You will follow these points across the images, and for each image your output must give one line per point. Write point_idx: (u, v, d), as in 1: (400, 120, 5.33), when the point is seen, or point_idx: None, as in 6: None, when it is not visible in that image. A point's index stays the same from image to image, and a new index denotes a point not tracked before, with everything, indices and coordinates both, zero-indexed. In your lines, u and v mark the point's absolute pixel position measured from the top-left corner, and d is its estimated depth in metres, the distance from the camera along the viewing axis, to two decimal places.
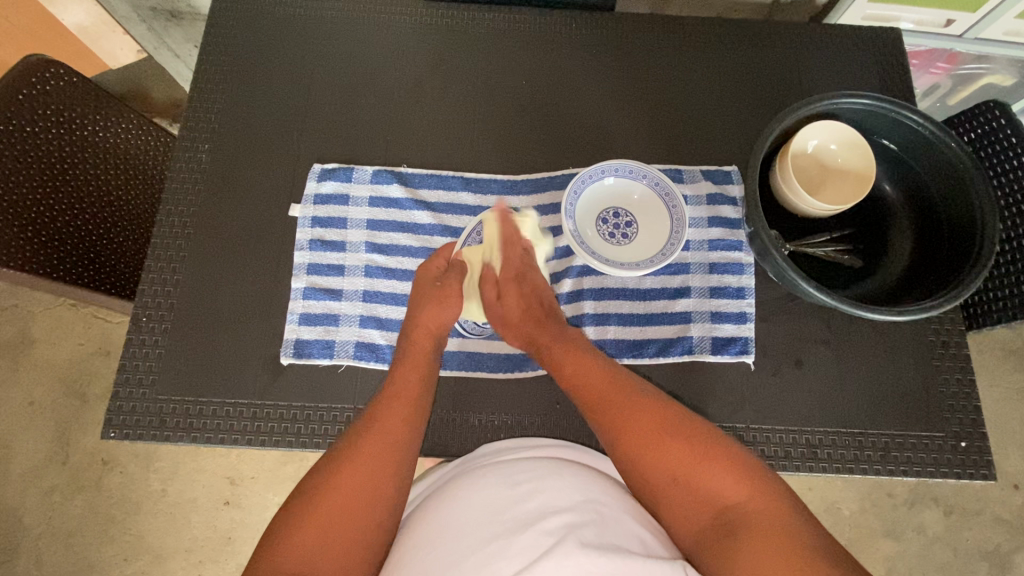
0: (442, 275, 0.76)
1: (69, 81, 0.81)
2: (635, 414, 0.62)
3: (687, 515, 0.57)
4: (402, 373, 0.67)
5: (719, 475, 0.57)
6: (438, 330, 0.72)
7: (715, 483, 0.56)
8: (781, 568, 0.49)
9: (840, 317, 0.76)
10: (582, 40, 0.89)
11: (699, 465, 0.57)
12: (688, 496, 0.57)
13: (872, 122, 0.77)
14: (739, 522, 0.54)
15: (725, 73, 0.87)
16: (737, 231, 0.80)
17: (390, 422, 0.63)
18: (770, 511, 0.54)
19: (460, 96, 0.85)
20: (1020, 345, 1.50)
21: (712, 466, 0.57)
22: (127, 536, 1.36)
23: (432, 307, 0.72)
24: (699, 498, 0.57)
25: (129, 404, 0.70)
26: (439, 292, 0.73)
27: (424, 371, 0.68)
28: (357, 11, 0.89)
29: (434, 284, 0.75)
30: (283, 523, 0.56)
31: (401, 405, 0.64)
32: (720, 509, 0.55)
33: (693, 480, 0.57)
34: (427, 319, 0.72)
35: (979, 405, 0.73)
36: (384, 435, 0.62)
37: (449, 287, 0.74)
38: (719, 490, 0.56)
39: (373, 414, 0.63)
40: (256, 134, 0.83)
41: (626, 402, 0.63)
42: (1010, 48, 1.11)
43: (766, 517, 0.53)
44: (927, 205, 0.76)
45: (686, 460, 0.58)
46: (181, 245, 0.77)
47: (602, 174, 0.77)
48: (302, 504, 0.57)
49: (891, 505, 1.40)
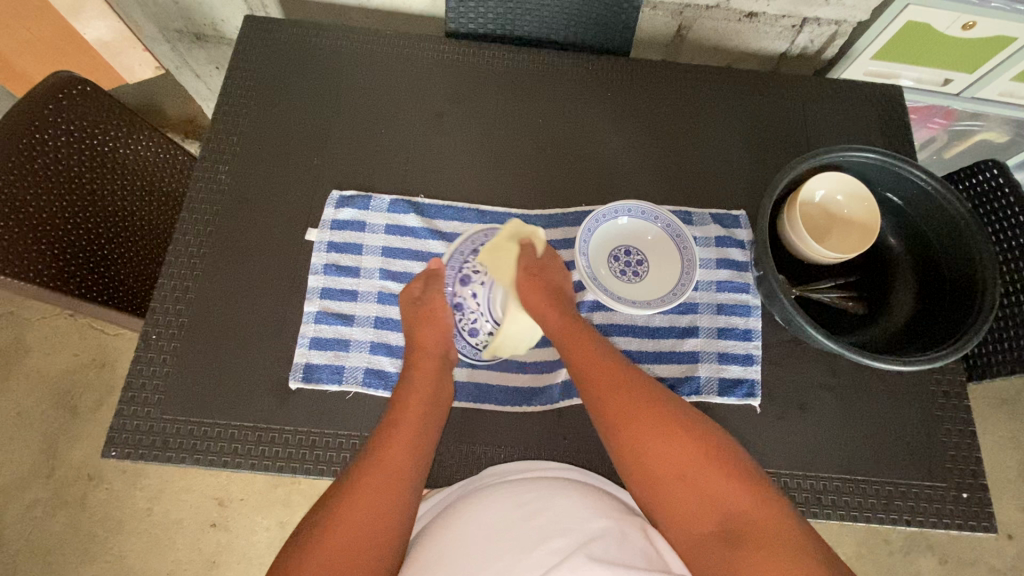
0: (424, 292, 0.74)
1: (93, 98, 0.83)
2: (643, 419, 0.62)
3: (690, 523, 0.57)
4: (410, 399, 0.68)
5: (724, 483, 0.57)
6: (436, 349, 0.72)
7: (721, 492, 0.57)
8: (781, 561, 0.51)
9: (844, 364, 0.78)
10: (598, 81, 0.92)
11: (706, 476, 0.58)
12: (691, 505, 0.57)
13: (877, 175, 0.80)
14: (744, 529, 0.54)
15: (736, 121, 0.91)
16: (744, 274, 0.82)
17: (398, 448, 0.63)
18: (772, 521, 0.54)
19: (478, 130, 0.88)
20: (1012, 394, 1.52)
21: (720, 476, 0.58)
22: (108, 556, 1.32)
23: (427, 328, 0.73)
24: (705, 507, 0.57)
25: (132, 422, 0.70)
26: (422, 315, 0.73)
27: (431, 393, 0.69)
28: (383, 44, 0.92)
29: (417, 305, 0.74)
30: (288, 558, 0.55)
31: (409, 428, 0.65)
32: (724, 519, 0.56)
33: (698, 488, 0.58)
34: (427, 340, 0.72)
35: (980, 457, 0.74)
36: (393, 459, 0.62)
37: (433, 302, 0.73)
38: (724, 501, 0.57)
39: (378, 442, 0.64)
40: (276, 157, 0.84)
41: (636, 401, 0.63)
42: (1003, 108, 1.17)
43: (770, 523, 0.54)
44: (930, 257, 0.78)
45: (694, 462, 0.59)
46: (196, 264, 0.78)
47: (615, 214, 0.79)
48: (304, 542, 0.56)
49: (886, 552, 1.39)
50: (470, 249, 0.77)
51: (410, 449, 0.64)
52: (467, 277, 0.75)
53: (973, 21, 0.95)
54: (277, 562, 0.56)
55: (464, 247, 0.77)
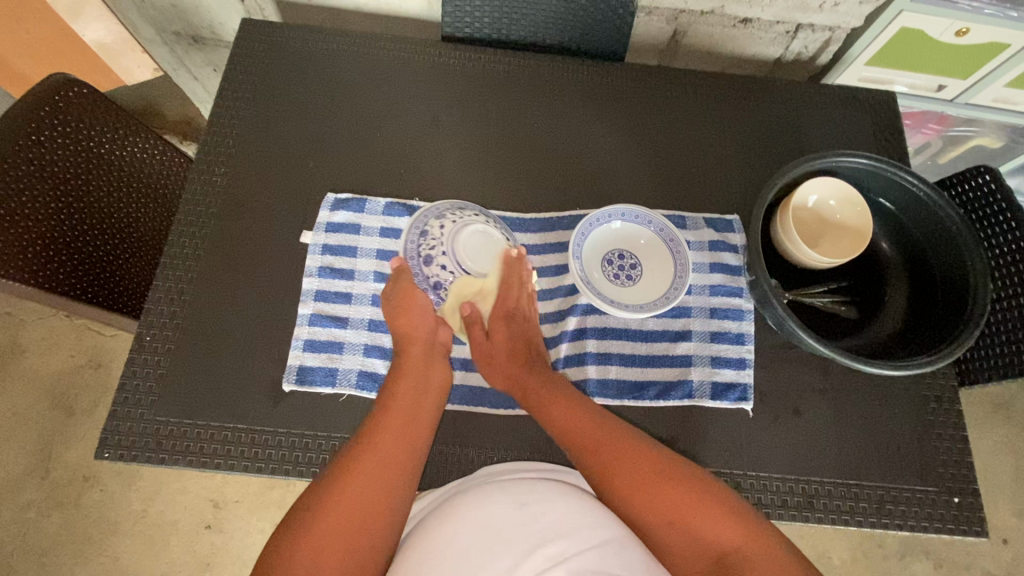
0: (396, 284, 0.74)
1: (90, 100, 0.84)
2: (633, 466, 0.62)
3: (682, 558, 0.58)
4: (402, 390, 0.68)
5: (716, 522, 0.58)
6: (425, 335, 0.72)
7: (714, 530, 0.58)
8: None
9: (836, 368, 0.78)
10: (592, 85, 0.92)
11: (698, 513, 0.58)
12: (683, 539, 0.58)
13: (870, 180, 0.80)
14: (736, 563, 0.56)
15: (730, 125, 0.91)
16: (737, 278, 0.82)
17: (391, 441, 0.64)
18: (764, 557, 0.56)
19: (474, 134, 0.88)
20: (1007, 399, 1.52)
21: (711, 514, 0.58)
22: (102, 557, 1.31)
23: (409, 316, 0.72)
24: (697, 544, 0.58)
25: (126, 423, 0.70)
26: (400, 303, 0.72)
27: (424, 383, 0.69)
28: (379, 48, 0.93)
29: (393, 295, 0.73)
30: (278, 547, 0.55)
31: (403, 421, 0.65)
32: (716, 556, 0.57)
33: (692, 527, 0.58)
34: (411, 327, 0.72)
35: (971, 461, 0.74)
36: (387, 455, 0.63)
37: (407, 291, 0.73)
38: (716, 538, 0.57)
39: (371, 429, 0.64)
40: (272, 160, 0.85)
41: (626, 447, 0.64)
42: (997, 113, 1.17)
43: (761, 559, 0.56)
44: (922, 262, 0.79)
45: (686, 504, 0.59)
46: (191, 265, 0.78)
47: (609, 218, 0.80)
48: (295, 533, 0.56)
49: (881, 556, 1.39)
50: (418, 229, 0.75)
51: (403, 444, 0.64)
52: (430, 258, 0.74)
53: (966, 28, 0.96)
54: (267, 549, 0.56)
55: (414, 231, 0.75)
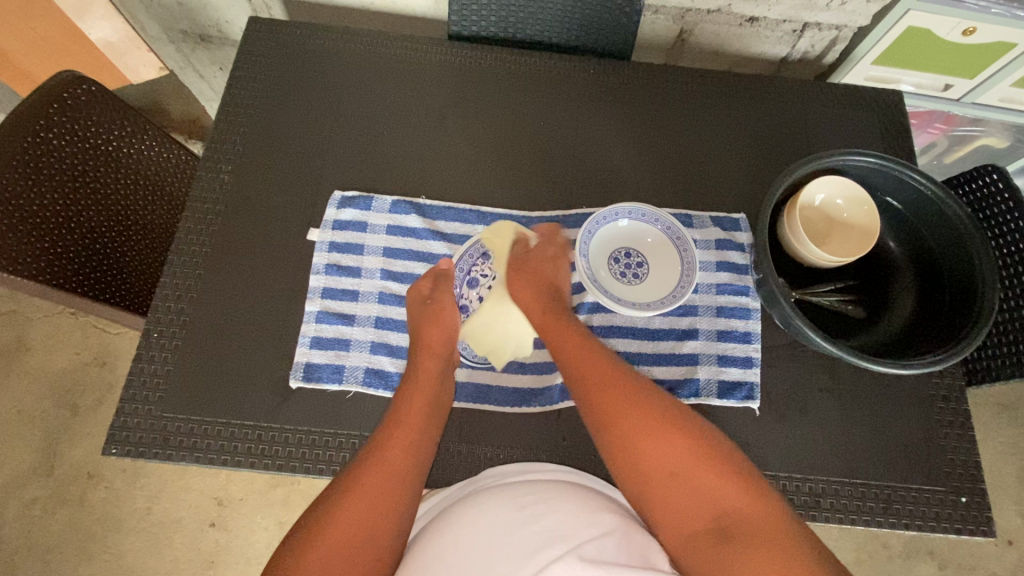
0: (432, 292, 0.77)
1: (98, 98, 0.84)
2: (642, 416, 0.62)
3: (679, 521, 0.56)
4: (413, 401, 0.68)
5: (713, 482, 0.57)
6: (440, 349, 0.74)
7: (713, 488, 0.57)
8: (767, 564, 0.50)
9: (843, 367, 0.78)
10: (599, 83, 0.92)
11: (697, 474, 0.58)
12: (680, 503, 0.57)
13: (877, 179, 0.80)
14: (734, 525, 0.54)
15: (736, 124, 0.91)
16: (744, 277, 0.82)
17: (399, 450, 0.63)
18: (766, 521, 0.54)
19: (480, 132, 0.88)
20: (1013, 400, 1.52)
21: (711, 473, 0.58)
22: (106, 555, 1.32)
23: (433, 329, 0.74)
24: (695, 504, 0.57)
25: (133, 420, 0.70)
26: (432, 314, 0.75)
27: (434, 395, 0.70)
28: (385, 46, 0.93)
29: (424, 305, 0.76)
30: (287, 554, 0.55)
31: (410, 430, 0.65)
32: (714, 516, 0.55)
33: (690, 488, 0.57)
34: (432, 339, 0.74)
35: (979, 461, 0.74)
36: (393, 462, 0.62)
37: (442, 304, 0.76)
38: (714, 497, 0.56)
39: (381, 441, 0.64)
40: (279, 158, 0.85)
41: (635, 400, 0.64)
42: (1003, 113, 1.17)
43: (759, 521, 0.54)
44: (929, 261, 0.78)
45: (687, 462, 0.58)
46: (197, 262, 0.78)
47: (616, 216, 0.80)
48: (304, 540, 0.56)
49: (886, 557, 1.39)
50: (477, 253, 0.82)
51: (410, 452, 0.64)
52: (474, 280, 0.82)
53: (973, 27, 0.96)
54: (276, 557, 0.56)
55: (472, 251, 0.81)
